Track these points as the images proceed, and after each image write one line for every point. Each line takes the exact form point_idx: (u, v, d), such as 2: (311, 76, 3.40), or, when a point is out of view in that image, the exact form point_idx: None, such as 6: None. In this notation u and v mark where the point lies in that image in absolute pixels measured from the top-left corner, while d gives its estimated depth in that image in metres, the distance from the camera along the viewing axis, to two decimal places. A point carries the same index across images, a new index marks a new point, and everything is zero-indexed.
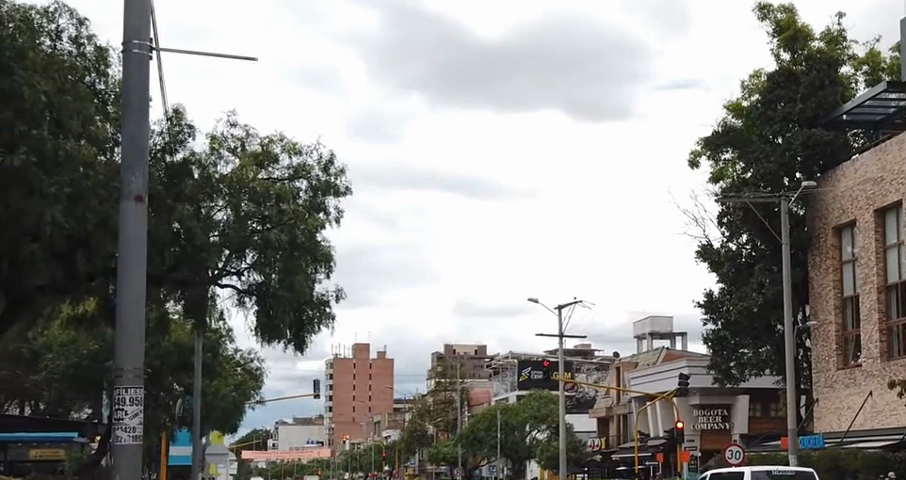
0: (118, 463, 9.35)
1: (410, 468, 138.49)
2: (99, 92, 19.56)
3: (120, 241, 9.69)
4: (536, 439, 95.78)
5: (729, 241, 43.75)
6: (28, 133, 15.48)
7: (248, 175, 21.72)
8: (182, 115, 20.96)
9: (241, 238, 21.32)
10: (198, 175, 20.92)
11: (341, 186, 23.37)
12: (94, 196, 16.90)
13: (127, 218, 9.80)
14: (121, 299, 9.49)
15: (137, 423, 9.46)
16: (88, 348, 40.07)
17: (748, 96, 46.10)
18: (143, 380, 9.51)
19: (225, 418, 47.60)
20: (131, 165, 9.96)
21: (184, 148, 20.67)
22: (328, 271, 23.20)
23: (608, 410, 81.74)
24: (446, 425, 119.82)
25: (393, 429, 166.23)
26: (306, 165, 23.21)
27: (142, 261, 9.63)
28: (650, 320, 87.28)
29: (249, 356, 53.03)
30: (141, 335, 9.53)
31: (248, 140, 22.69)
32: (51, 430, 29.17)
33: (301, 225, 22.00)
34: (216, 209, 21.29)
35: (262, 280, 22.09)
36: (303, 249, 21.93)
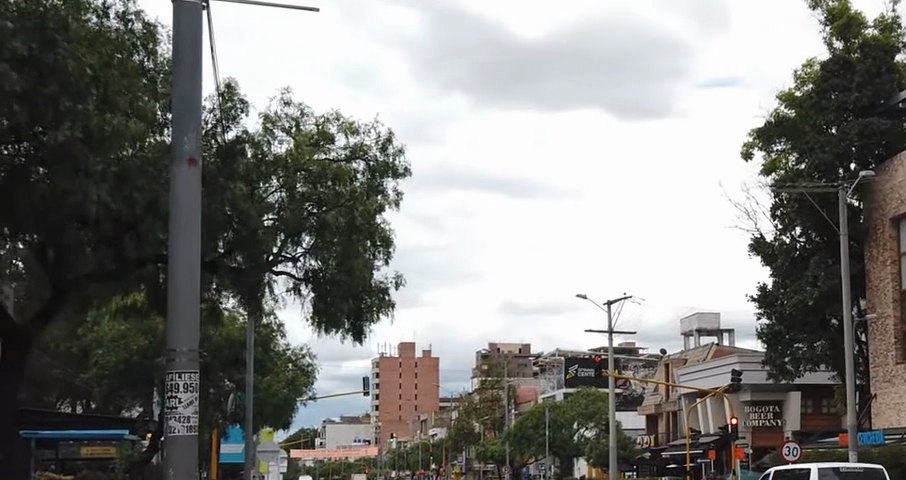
0: (172, 455, 8.96)
1: (457, 467, 138.47)
2: (147, 71, 19.08)
3: (171, 215, 9.31)
4: (584, 437, 94.47)
5: (783, 233, 42.99)
6: (73, 108, 14.59)
7: (303, 155, 21.53)
8: (235, 90, 20.57)
9: (298, 222, 20.73)
10: (252, 155, 20.77)
11: (399, 166, 22.76)
12: (146, 176, 16.27)
13: (180, 184, 9.45)
14: (176, 277, 9.11)
15: (193, 413, 9.08)
16: (137, 344, 39.99)
17: (800, 86, 45.36)
18: (198, 363, 9.12)
19: (277, 416, 47.32)
20: (183, 126, 9.58)
21: (237, 125, 20.28)
22: (387, 256, 22.52)
23: (657, 407, 81.11)
24: (493, 423, 119.43)
25: (440, 428, 166.12)
26: (363, 144, 22.59)
27: (194, 238, 9.25)
28: (697, 317, 86.56)
29: (300, 352, 52.75)
30: (197, 319, 9.17)
31: (303, 120, 22.21)
32: (103, 428, 28.89)
33: (360, 207, 21.36)
34: (271, 190, 20.97)
35: (318, 267, 21.43)
36: (362, 231, 21.16)
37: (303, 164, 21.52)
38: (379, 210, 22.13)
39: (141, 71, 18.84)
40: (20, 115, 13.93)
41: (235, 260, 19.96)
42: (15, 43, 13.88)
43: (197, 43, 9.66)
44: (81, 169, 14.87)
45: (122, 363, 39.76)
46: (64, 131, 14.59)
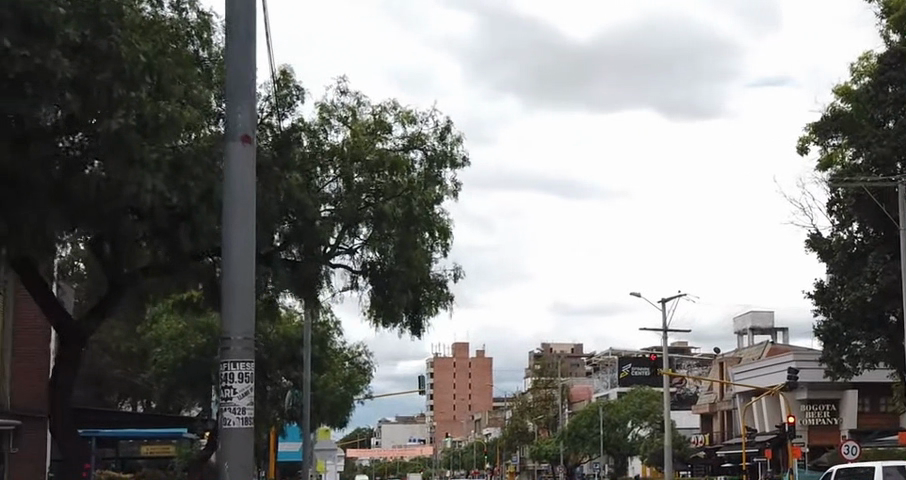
0: (227, 450, 8.81)
1: (511, 466, 138.17)
2: (202, 62, 18.72)
3: (223, 193, 9.21)
4: (638, 436, 93.96)
5: (841, 230, 42.28)
6: (125, 97, 13.33)
7: (360, 145, 20.88)
8: (291, 77, 20.30)
9: (355, 212, 20.35)
10: (306, 144, 20.44)
11: (459, 155, 21.97)
12: (201, 165, 15.33)
13: (232, 158, 9.32)
14: (231, 263, 8.98)
15: (248, 405, 8.90)
16: (194, 342, 39.97)
17: (857, 80, 44.75)
18: (254, 352, 8.99)
19: (335, 414, 47.34)
20: (236, 102, 9.47)
21: (292, 113, 19.97)
22: (445, 246, 21.81)
23: (712, 406, 80.60)
24: (547, 422, 119.11)
25: (494, 428, 165.80)
26: (421, 133, 21.81)
27: (249, 220, 9.14)
28: (752, 315, 85.91)
29: (357, 350, 52.74)
30: (252, 306, 9.04)
31: (359, 109, 21.48)
32: (163, 426, 29.01)
33: (417, 197, 20.87)
34: (327, 180, 20.65)
35: (376, 259, 20.99)
36: (420, 222, 20.80)
37: (361, 154, 20.97)
38: (438, 197, 21.49)
39: (197, 61, 18.47)
40: (73, 105, 12.75)
41: (292, 251, 19.60)
42: (66, 30, 12.50)
43: (248, 16, 9.62)
44: (135, 158, 13.56)
45: (179, 361, 39.73)
46: (117, 118, 13.26)
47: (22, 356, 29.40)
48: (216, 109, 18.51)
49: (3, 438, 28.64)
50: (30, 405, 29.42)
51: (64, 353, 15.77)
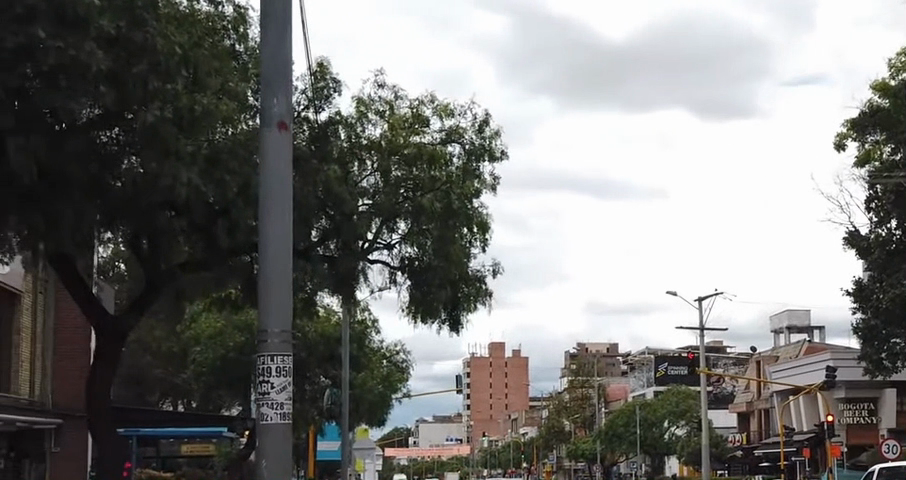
0: (266, 446, 8.73)
1: (548, 465, 137.91)
2: (238, 56, 18.28)
3: (260, 180, 9.15)
4: (675, 435, 93.59)
5: (879, 227, 40.41)
6: (161, 88, 13.01)
7: (399, 138, 20.38)
8: (328, 69, 19.78)
9: (393, 207, 19.78)
10: (344, 137, 19.85)
11: (498, 148, 21.26)
12: (237, 157, 15.22)
13: (269, 144, 9.29)
14: (268, 255, 8.92)
15: (286, 399, 8.81)
16: (232, 341, 39.96)
17: (896, 74, 44.20)
18: (292, 344, 8.90)
19: (373, 412, 47.28)
20: (272, 90, 9.42)
21: (330, 105, 19.54)
22: (484, 241, 21.19)
23: (749, 405, 80.17)
24: (584, 421, 118.73)
25: (530, 427, 165.53)
26: (458, 127, 21.16)
27: (288, 208, 9.09)
28: (789, 313, 85.36)
29: (395, 348, 52.65)
30: (290, 298, 8.96)
31: (396, 103, 20.86)
32: (203, 425, 29.02)
33: (456, 191, 20.35)
34: (364, 174, 19.98)
35: (414, 255, 20.46)
36: (459, 216, 20.18)
37: (398, 147, 20.33)
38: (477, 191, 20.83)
39: (233, 55, 17.97)
40: (108, 97, 12.16)
41: (330, 248, 19.03)
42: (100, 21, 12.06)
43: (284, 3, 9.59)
44: (171, 149, 13.21)
45: (218, 360, 39.74)
46: (154, 110, 12.95)
47: (63, 355, 29.65)
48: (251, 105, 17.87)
49: (43, 436, 29.15)
50: (70, 404, 29.54)
51: (102, 351, 15.62)
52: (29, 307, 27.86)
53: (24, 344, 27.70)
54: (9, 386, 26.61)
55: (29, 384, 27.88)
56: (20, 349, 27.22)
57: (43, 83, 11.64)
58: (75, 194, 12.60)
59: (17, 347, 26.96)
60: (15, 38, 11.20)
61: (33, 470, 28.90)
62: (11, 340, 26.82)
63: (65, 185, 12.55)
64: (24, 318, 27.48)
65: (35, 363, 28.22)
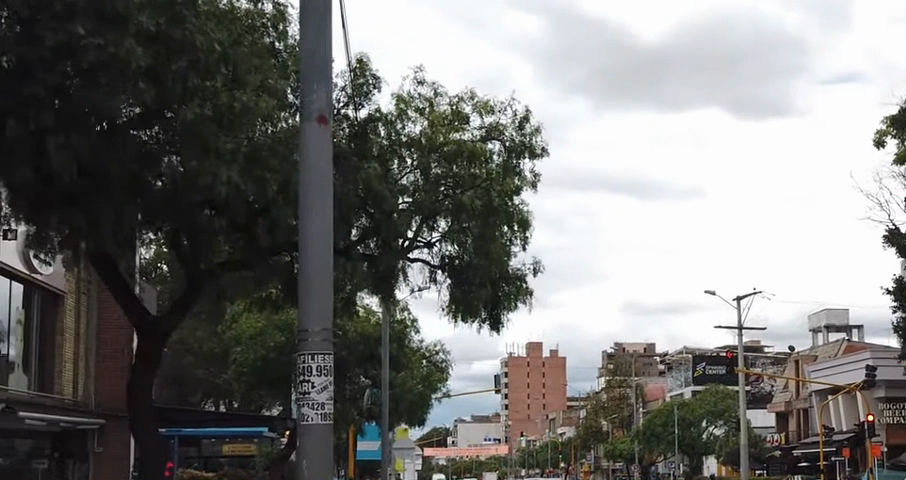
0: (307, 445, 8.69)
1: (586, 465, 137.54)
2: (279, 54, 18.12)
3: (300, 174, 9.11)
4: (713, 435, 93.18)
5: None
6: (201, 85, 13.02)
7: (438, 134, 19.75)
8: (367, 67, 19.49)
9: (434, 205, 19.21)
10: (383, 135, 19.30)
11: (538, 145, 20.67)
12: (277, 155, 14.90)
13: (307, 135, 9.24)
14: (307, 252, 8.91)
15: (327, 399, 8.73)
16: (273, 341, 39.99)
17: None
18: (333, 343, 8.83)
19: (412, 412, 47.24)
20: (312, 82, 9.35)
21: (369, 103, 19.25)
22: (524, 240, 20.90)
23: (788, 404, 79.68)
24: (621, 421, 118.24)
25: (568, 427, 165.18)
26: (499, 123, 20.56)
27: (328, 204, 9.09)
28: (827, 312, 84.78)
29: (434, 348, 52.61)
30: (331, 296, 8.90)
31: (436, 99, 20.35)
32: (244, 424, 29.07)
33: (496, 187, 19.71)
34: (403, 171, 19.53)
35: (454, 253, 19.99)
36: (499, 214, 19.54)
37: (438, 143, 19.76)
38: (518, 189, 20.25)
39: (273, 53, 17.78)
40: (147, 94, 12.02)
41: (369, 246, 18.52)
42: (139, 18, 11.96)
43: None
44: (210, 146, 13.21)
45: (259, 360, 39.80)
46: (192, 108, 13.01)
47: (106, 356, 29.89)
48: (290, 101, 17.34)
49: (87, 436, 29.34)
50: (112, 404, 29.64)
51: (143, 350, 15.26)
52: (72, 307, 27.98)
53: (69, 344, 27.81)
54: (53, 386, 26.69)
55: (73, 384, 27.97)
56: (64, 350, 27.33)
57: (82, 82, 11.48)
58: (115, 193, 12.54)
59: (61, 347, 27.05)
60: (54, 36, 11.17)
61: (77, 470, 29.00)
62: (55, 341, 26.93)
63: (104, 184, 12.45)
64: (68, 318, 27.61)
65: (78, 363, 28.32)
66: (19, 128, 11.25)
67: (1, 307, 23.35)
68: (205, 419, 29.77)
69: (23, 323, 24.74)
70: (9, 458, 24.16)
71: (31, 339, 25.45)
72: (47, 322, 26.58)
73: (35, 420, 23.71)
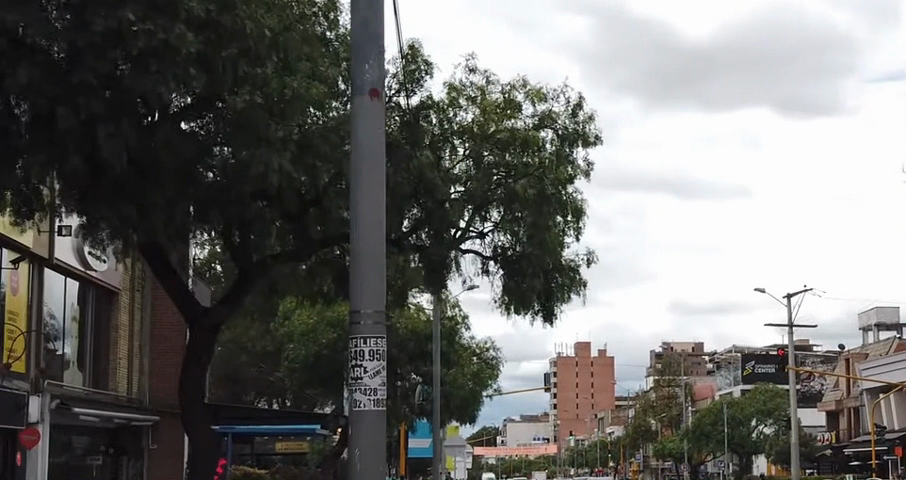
0: (359, 434, 8.50)
1: (635, 463, 137.13)
2: (327, 41, 16.80)
3: (352, 153, 8.90)
4: (763, 434, 92.57)
5: None
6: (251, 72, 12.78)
7: (491, 120, 17.83)
8: (418, 50, 17.78)
9: (486, 194, 17.34)
10: (434, 122, 17.47)
11: (594, 132, 18.77)
12: (329, 142, 14.41)
13: (359, 113, 9.02)
14: (358, 233, 8.73)
15: (380, 384, 8.58)
16: (324, 338, 40.00)
17: None
18: (385, 327, 8.68)
19: (463, 409, 47.09)
20: (364, 56, 9.13)
21: (421, 89, 17.53)
22: (577, 233, 19.05)
23: (838, 403, 79.01)
24: (670, 420, 117.75)
25: (616, 426, 164.84)
26: (551, 110, 18.74)
27: (381, 188, 8.86)
28: (879, 309, 83.93)
29: (485, 345, 52.43)
30: (383, 280, 8.74)
31: (488, 87, 18.54)
32: (297, 422, 28.98)
33: (552, 175, 17.74)
34: (454, 160, 17.61)
35: (509, 243, 17.94)
36: (554, 203, 17.63)
37: (491, 133, 17.92)
38: (571, 178, 18.42)
39: (321, 40, 16.53)
40: (197, 81, 11.81)
41: (422, 235, 17.05)
42: (190, 4, 11.65)
43: None
44: (262, 135, 12.72)
45: (311, 357, 39.88)
46: (242, 96, 12.78)
47: (160, 353, 29.98)
48: (341, 88, 16.31)
49: (141, 434, 29.45)
50: (166, 401, 29.72)
51: (192, 346, 14.92)
52: (126, 304, 28.09)
53: (123, 342, 27.92)
54: (108, 383, 26.78)
55: (127, 381, 28.05)
56: (119, 347, 27.42)
57: (133, 69, 11.34)
58: (168, 186, 12.32)
59: (115, 345, 27.14)
60: (104, 22, 10.94)
61: (132, 467, 29.07)
62: (109, 338, 27.04)
63: (153, 173, 12.28)
64: (122, 315, 27.72)
65: (132, 361, 28.41)
66: (70, 117, 11.17)
67: (57, 304, 23.45)
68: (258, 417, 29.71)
69: (78, 320, 24.83)
70: (64, 455, 24.21)
71: (86, 336, 25.53)
72: (102, 319, 26.69)
73: (90, 416, 23.76)
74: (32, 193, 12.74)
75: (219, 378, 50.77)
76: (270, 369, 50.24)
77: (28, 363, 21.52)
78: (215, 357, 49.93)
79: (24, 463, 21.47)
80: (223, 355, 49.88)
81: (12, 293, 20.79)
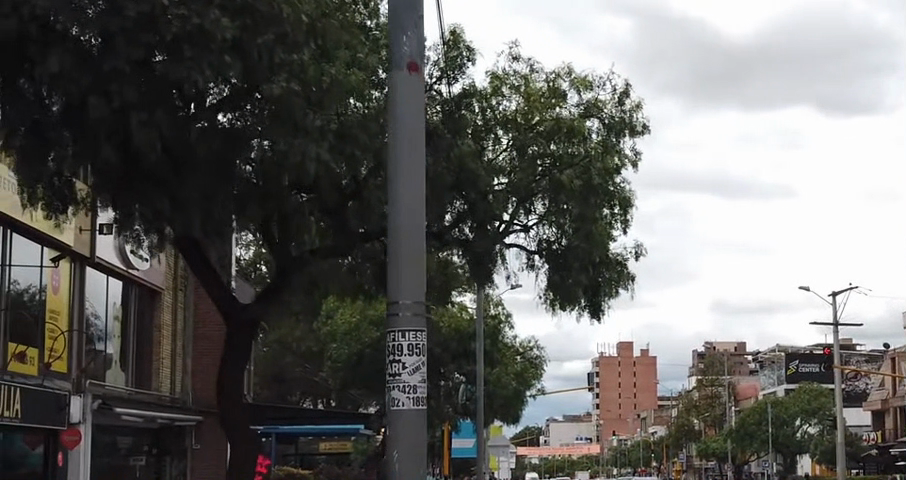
0: (398, 434, 8.29)
1: (678, 463, 136.43)
2: (368, 30, 16.62)
3: (390, 133, 8.63)
4: (807, 434, 91.76)
5: None
6: (287, 60, 12.19)
7: (535, 111, 17.59)
8: (461, 37, 17.55)
9: (530, 185, 17.10)
10: (477, 112, 17.30)
11: (641, 122, 18.34)
12: (368, 131, 14.15)
13: (398, 88, 8.70)
14: (397, 219, 8.51)
15: (420, 381, 8.35)
16: (366, 337, 39.87)
17: None
18: (426, 319, 8.47)
19: (507, 409, 46.83)
20: (401, 31, 8.86)
21: (463, 77, 17.30)
22: (625, 225, 18.64)
23: (885, 402, 78.25)
24: (714, 420, 116.96)
25: (659, 426, 164.16)
26: (598, 99, 18.37)
27: (422, 173, 8.61)
28: None
29: (529, 343, 52.15)
30: (423, 272, 8.51)
31: (533, 75, 18.17)
32: (341, 423, 28.84)
33: (597, 164, 17.38)
34: (497, 152, 17.45)
35: (553, 236, 17.60)
36: (600, 194, 17.25)
37: (535, 121, 17.72)
38: (618, 168, 17.98)
39: (362, 30, 16.36)
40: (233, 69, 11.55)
41: (464, 229, 16.71)
42: None
43: None
44: (298, 125, 12.33)
45: (354, 356, 39.82)
46: (279, 83, 12.11)
47: (203, 353, 29.89)
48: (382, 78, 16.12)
49: (185, 434, 29.42)
50: (209, 402, 29.65)
51: (231, 342, 14.51)
52: (169, 304, 28.03)
53: (166, 341, 27.85)
54: (151, 383, 26.75)
55: (170, 381, 28.01)
56: (161, 347, 27.36)
57: (167, 56, 11.18)
58: (204, 176, 12.00)
59: (158, 344, 27.09)
60: (137, 7, 10.81)
61: (176, 466, 29.05)
62: (152, 338, 26.98)
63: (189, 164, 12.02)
64: (165, 315, 27.66)
65: (174, 361, 28.35)
66: (102, 106, 10.94)
67: (100, 303, 23.39)
68: (301, 418, 29.61)
69: (120, 319, 24.76)
70: (108, 455, 24.17)
71: (128, 335, 25.46)
72: (144, 318, 26.64)
73: (132, 416, 23.68)
74: (63, 186, 12.56)
75: (264, 378, 50.78)
76: (315, 369, 50.21)
77: (70, 363, 21.47)
78: (260, 357, 49.93)
79: (65, 463, 21.43)
80: (268, 356, 49.95)
81: (53, 292, 20.77)
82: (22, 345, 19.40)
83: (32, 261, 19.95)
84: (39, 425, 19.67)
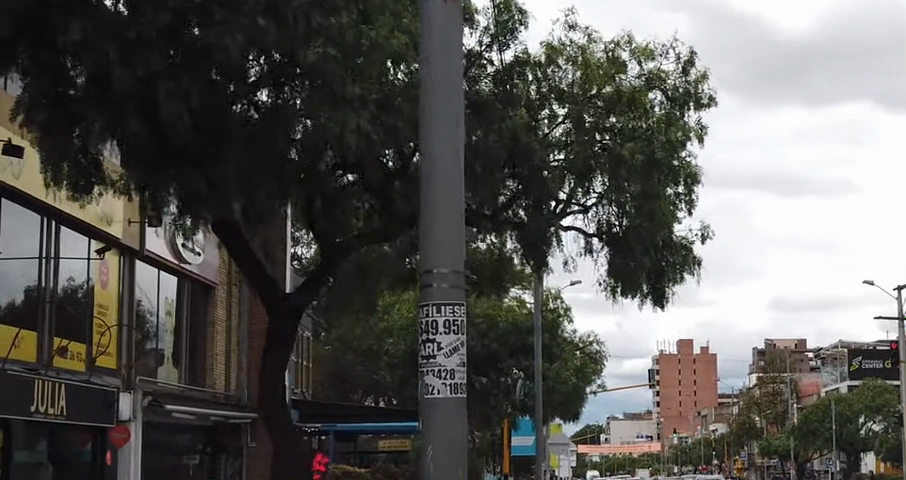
0: (431, 426, 7.31)
1: (740, 461, 134.97)
2: None
3: (422, 76, 7.72)
4: (871, 430, 90.33)
5: None
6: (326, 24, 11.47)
7: (594, 81, 17.10)
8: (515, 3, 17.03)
9: (588, 162, 16.58)
10: (531, 84, 16.86)
11: (706, 93, 17.73)
12: (411, 100, 13.66)
13: (431, 18, 7.79)
14: (433, 175, 7.56)
15: (457, 364, 7.39)
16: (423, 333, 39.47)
17: None
18: (464, 292, 7.53)
19: (566, 405, 46.23)
20: None
21: (516, 44, 16.83)
22: (689, 206, 18.04)
23: None
24: (777, 417, 115.53)
25: (721, 423, 162.46)
26: (660, 70, 17.77)
27: (459, 128, 7.67)
28: None
29: (590, 339, 51.47)
30: (461, 236, 7.56)
31: (592, 45, 17.60)
32: (397, 421, 28.39)
33: (659, 137, 16.89)
34: (555, 126, 16.96)
35: (614, 218, 16.97)
36: (663, 169, 16.70)
37: (594, 92, 17.20)
38: (682, 142, 17.43)
39: None
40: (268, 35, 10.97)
41: (518, 211, 16.13)
42: None
43: None
44: (338, 94, 12.19)
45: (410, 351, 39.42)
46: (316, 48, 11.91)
47: (257, 352, 29.65)
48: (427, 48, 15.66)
49: (241, 432, 29.12)
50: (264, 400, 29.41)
51: (275, 333, 13.90)
52: (223, 299, 27.77)
53: (220, 338, 27.56)
54: (204, 381, 26.42)
55: (224, 378, 27.74)
56: (215, 343, 27.08)
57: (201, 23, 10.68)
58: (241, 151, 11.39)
59: (211, 341, 26.82)
60: None
61: (231, 465, 28.72)
62: (206, 334, 26.71)
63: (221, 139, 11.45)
64: (218, 311, 27.39)
65: (229, 357, 28.08)
66: (127, 76, 10.44)
67: (152, 297, 23.11)
68: (358, 416, 29.26)
69: (173, 314, 24.50)
70: (159, 451, 23.85)
71: (181, 330, 25.14)
72: (198, 314, 26.38)
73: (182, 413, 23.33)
74: (90, 164, 12.10)
75: (323, 377, 50.48)
76: (374, 367, 49.83)
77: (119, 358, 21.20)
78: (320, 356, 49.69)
79: (115, 462, 21.21)
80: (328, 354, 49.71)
81: (101, 287, 20.51)
82: (66, 339, 19.07)
83: (78, 255, 19.69)
84: (87, 422, 19.39)
